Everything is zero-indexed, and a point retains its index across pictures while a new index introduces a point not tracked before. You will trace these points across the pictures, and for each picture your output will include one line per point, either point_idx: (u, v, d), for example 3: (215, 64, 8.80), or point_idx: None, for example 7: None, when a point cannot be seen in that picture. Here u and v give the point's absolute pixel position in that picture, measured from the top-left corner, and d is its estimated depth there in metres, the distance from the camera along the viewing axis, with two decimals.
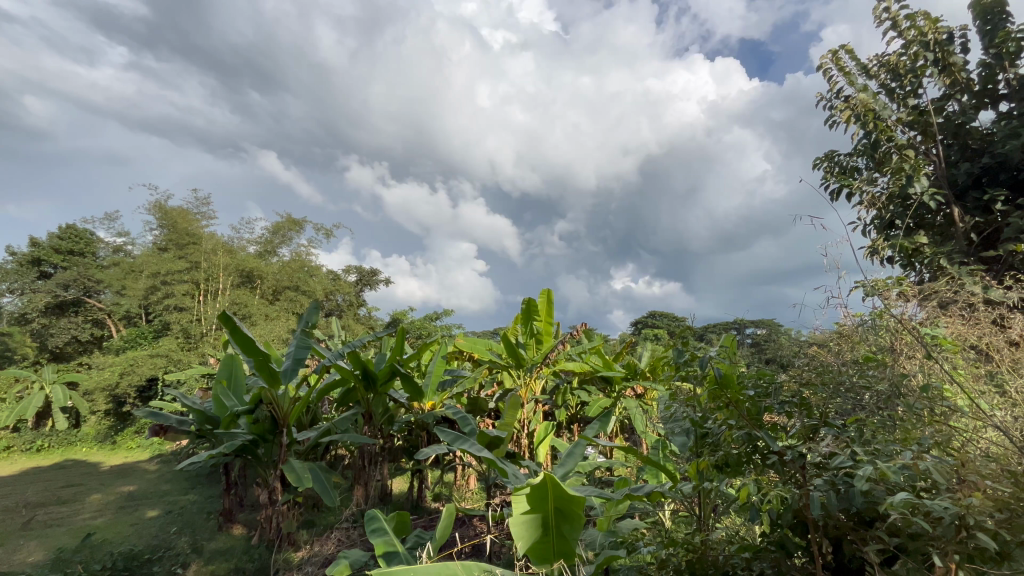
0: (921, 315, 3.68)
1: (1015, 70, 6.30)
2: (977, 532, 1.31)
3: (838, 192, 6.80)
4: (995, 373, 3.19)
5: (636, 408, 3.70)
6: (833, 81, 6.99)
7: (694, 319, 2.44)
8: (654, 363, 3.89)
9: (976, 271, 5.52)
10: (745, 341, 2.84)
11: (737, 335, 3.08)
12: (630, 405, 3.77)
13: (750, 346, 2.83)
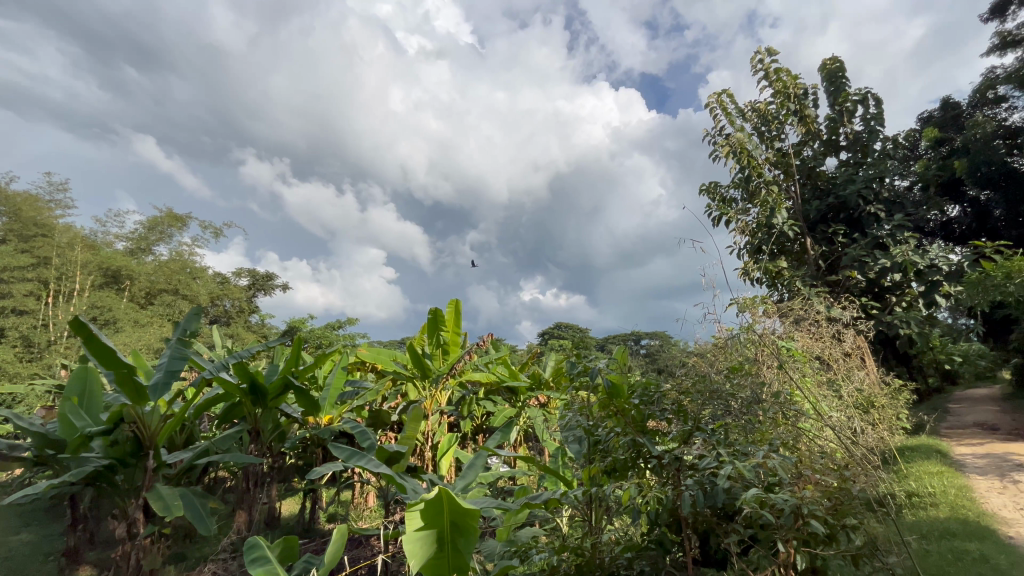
0: (780, 331, 4.24)
1: (851, 126, 7.57)
2: (809, 519, 1.53)
3: (718, 219, 7.65)
4: (832, 380, 4.07)
5: (539, 417, 3.77)
6: (717, 120, 7.87)
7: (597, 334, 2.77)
8: (557, 373, 4.00)
9: (822, 293, 6.51)
10: (643, 351, 3.28)
11: (633, 347, 3.33)
12: (534, 414, 3.83)
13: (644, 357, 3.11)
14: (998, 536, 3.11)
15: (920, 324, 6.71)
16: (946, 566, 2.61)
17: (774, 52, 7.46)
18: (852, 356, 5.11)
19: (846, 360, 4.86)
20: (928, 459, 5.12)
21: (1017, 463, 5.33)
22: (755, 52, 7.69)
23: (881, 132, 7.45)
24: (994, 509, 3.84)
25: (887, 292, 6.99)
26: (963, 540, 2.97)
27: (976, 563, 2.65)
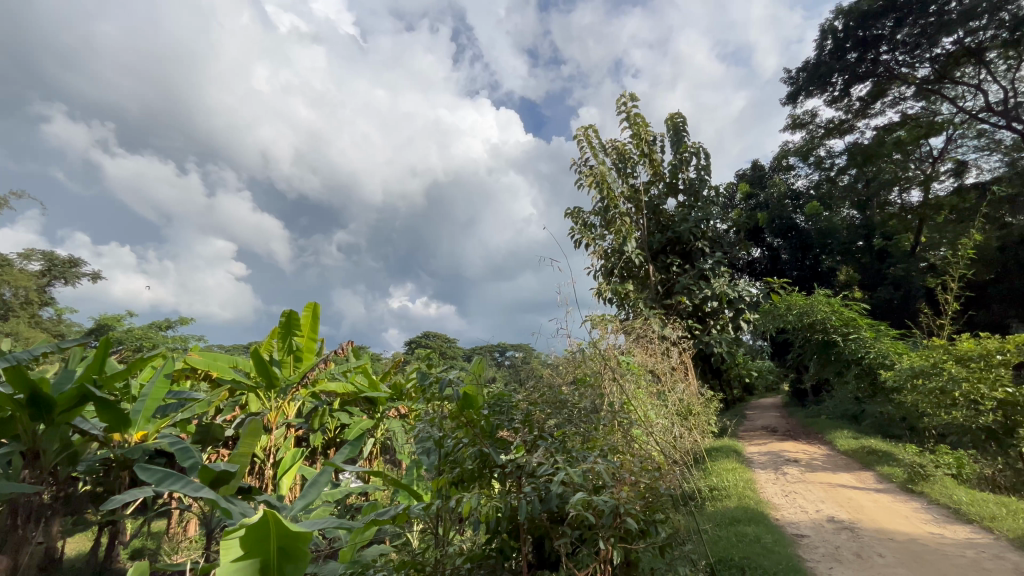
0: (622, 346, 4.74)
1: (687, 173, 8.86)
2: (624, 517, 1.72)
3: (579, 242, 8.33)
4: (658, 393, 4.70)
5: (399, 428, 3.51)
6: (583, 151, 8.61)
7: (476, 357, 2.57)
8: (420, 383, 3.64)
9: (659, 315, 7.47)
10: (506, 362, 3.40)
11: (497, 358, 3.43)
12: (394, 426, 3.56)
13: (509, 367, 3.28)
14: (769, 519, 3.83)
15: (728, 344, 8.06)
16: (730, 548, 3.14)
17: (634, 99, 8.43)
18: (677, 370, 5.94)
19: (672, 374, 5.64)
20: (727, 458, 6.15)
21: (787, 458, 6.66)
22: (618, 96, 8.59)
23: (709, 181, 8.83)
24: (769, 497, 4.74)
25: (708, 316, 8.23)
26: (744, 524, 3.61)
27: (750, 543, 3.24)
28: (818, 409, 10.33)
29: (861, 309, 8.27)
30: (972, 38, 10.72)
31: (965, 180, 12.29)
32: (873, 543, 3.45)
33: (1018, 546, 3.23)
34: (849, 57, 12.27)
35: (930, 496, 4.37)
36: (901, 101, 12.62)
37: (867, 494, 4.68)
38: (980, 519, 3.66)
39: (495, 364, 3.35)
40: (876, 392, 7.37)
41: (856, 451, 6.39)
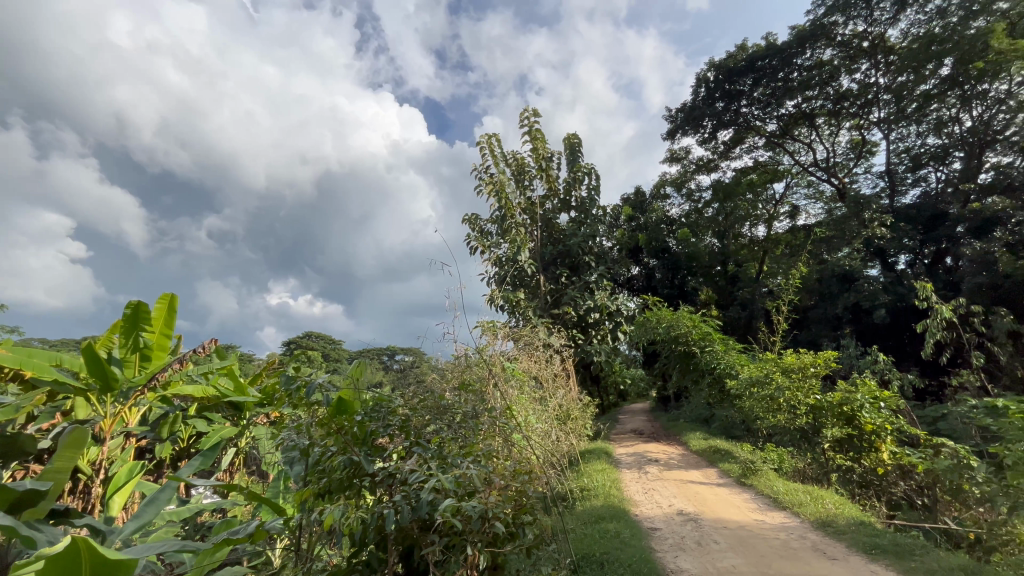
0: (508, 353, 4.86)
1: (579, 191, 9.42)
2: (492, 522, 1.78)
3: (475, 249, 8.43)
4: (536, 400, 4.91)
5: (266, 434, 2.85)
6: (484, 160, 8.75)
7: (356, 357, 2.37)
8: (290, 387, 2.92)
9: (546, 324, 7.82)
10: (394, 365, 3.30)
11: (385, 362, 3.30)
12: (261, 433, 2.90)
13: (397, 371, 3.20)
14: (629, 515, 4.18)
15: (606, 354, 8.68)
16: (592, 545, 3.37)
17: (536, 116, 8.79)
18: (559, 377, 6.26)
19: (554, 381, 5.93)
20: (599, 460, 6.60)
21: (649, 458, 7.36)
22: (521, 111, 8.89)
23: (598, 201, 9.47)
24: (632, 495, 5.18)
25: (590, 326, 8.77)
26: (608, 521, 3.90)
27: (611, 539, 3.51)
28: (677, 414, 11.57)
29: (716, 325, 9.45)
30: (807, 104, 12.95)
31: (797, 221, 14.73)
32: (712, 532, 3.95)
33: (816, 527, 3.91)
34: (717, 105, 13.98)
35: (757, 488, 5.12)
36: (754, 150, 14.77)
37: (710, 488, 5.34)
38: (792, 506, 4.36)
39: (377, 364, 3.21)
40: (723, 398, 8.47)
41: (704, 450, 7.26)
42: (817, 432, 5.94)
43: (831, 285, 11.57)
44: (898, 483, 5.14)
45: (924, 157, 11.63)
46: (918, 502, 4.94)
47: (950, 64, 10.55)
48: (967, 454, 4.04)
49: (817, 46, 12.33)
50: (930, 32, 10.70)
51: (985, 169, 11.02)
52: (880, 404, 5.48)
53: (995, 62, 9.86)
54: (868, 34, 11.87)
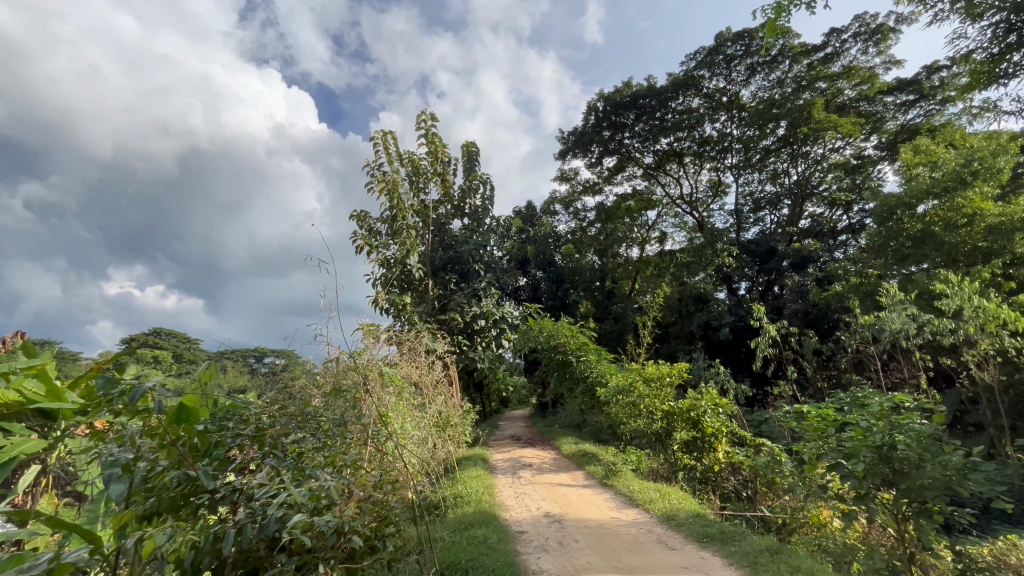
0: (388, 358, 4.69)
1: (474, 199, 9.49)
2: (347, 536, 1.71)
3: (361, 248, 8.06)
4: (410, 410, 4.79)
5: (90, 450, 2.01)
6: (377, 156, 8.44)
7: (206, 358, 2.09)
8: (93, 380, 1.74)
9: (431, 329, 7.73)
10: (261, 368, 3.02)
11: (252, 364, 3.02)
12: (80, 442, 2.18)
13: (265, 374, 2.94)
14: (498, 520, 4.28)
15: (490, 361, 8.82)
16: (458, 552, 3.38)
17: (434, 119, 8.72)
18: (441, 383, 6.22)
19: (435, 387, 5.88)
20: (476, 466, 6.68)
21: (523, 463, 7.62)
22: (420, 112, 8.75)
23: (491, 211, 9.63)
24: (503, 499, 5.31)
25: (475, 333, 8.85)
26: (476, 527, 3.95)
27: (478, 545, 3.56)
28: (553, 420, 12.16)
29: (591, 337, 10.14)
30: (678, 143, 14.61)
31: (664, 246, 16.46)
32: (573, 531, 4.20)
33: (661, 521, 4.36)
34: (604, 133, 15.12)
35: (616, 488, 5.57)
36: (633, 178, 16.22)
37: (576, 490, 5.69)
38: (643, 503, 4.82)
39: (240, 366, 2.94)
40: (594, 405, 9.09)
41: (573, 454, 7.71)
42: (669, 435, 6.63)
43: (688, 304, 13.10)
44: (728, 479, 5.95)
45: (763, 202, 13.87)
46: (742, 494, 5.77)
47: (784, 126, 12.61)
48: (778, 452, 4.78)
49: (687, 93, 13.95)
50: (772, 96, 12.69)
51: (804, 216, 13.46)
52: (718, 410, 6.20)
53: (815, 129, 12.02)
54: (727, 91, 13.73)
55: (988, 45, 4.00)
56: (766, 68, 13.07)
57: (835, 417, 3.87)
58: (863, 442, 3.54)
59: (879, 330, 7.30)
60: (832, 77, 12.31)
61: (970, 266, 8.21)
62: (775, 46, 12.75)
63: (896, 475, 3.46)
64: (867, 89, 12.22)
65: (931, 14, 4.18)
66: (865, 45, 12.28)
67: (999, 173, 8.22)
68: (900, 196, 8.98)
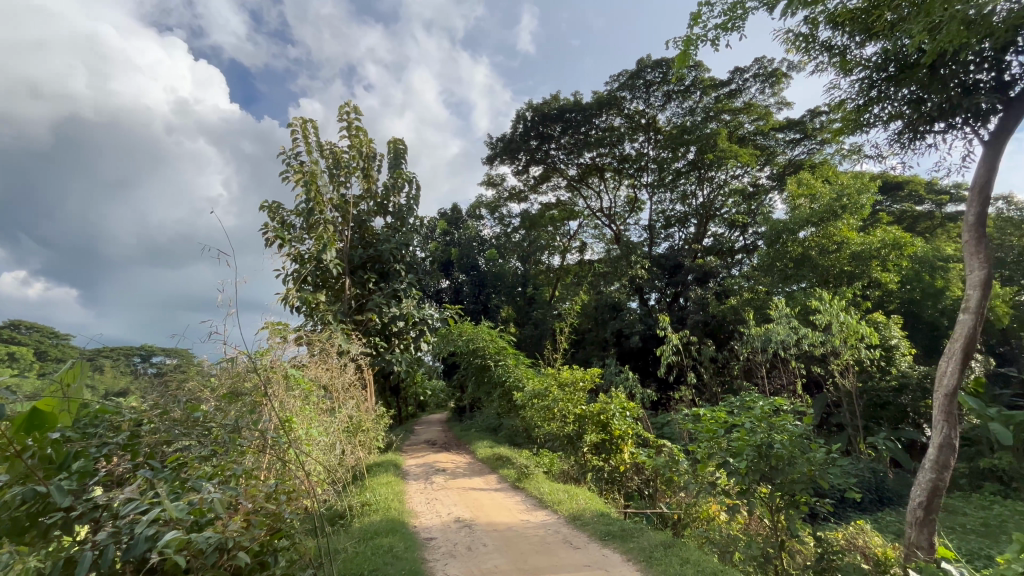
0: (296, 360, 4.39)
1: (398, 197, 9.23)
2: (232, 552, 1.59)
3: (272, 241, 7.52)
4: (314, 415, 4.49)
5: None
6: (294, 144, 7.94)
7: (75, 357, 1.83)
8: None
9: (345, 329, 7.39)
10: (144, 368, 2.71)
11: (134, 364, 2.70)
12: None
13: (150, 375, 2.65)
14: (406, 528, 4.18)
15: (407, 363, 8.60)
16: (361, 563, 3.25)
17: (358, 112, 8.38)
18: (354, 386, 5.94)
19: (347, 391, 5.62)
20: (387, 472, 6.47)
21: (437, 468, 7.51)
22: (344, 103, 8.38)
23: (415, 211, 9.42)
24: (413, 506, 5.20)
25: (393, 335, 8.60)
26: (383, 536, 3.82)
27: (382, 554, 3.44)
28: (469, 424, 12.12)
29: (511, 341, 10.27)
30: (600, 158, 15.32)
31: (584, 256, 17.12)
32: (482, 536, 4.21)
33: (568, 521, 4.52)
34: (531, 143, 15.45)
35: (527, 490, 5.67)
36: (557, 189, 16.73)
37: (488, 494, 5.70)
38: (552, 504, 4.96)
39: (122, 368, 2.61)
40: (510, 408, 9.21)
41: (488, 458, 7.75)
42: (579, 438, 6.88)
43: (604, 312, 13.73)
44: (632, 478, 6.29)
45: (673, 219, 14.93)
46: (644, 492, 6.13)
47: (694, 151, 13.68)
48: (676, 452, 5.14)
49: (610, 112, 14.65)
50: (684, 123, 13.70)
51: (708, 235, 14.70)
52: (626, 413, 6.50)
53: (719, 157, 13.18)
54: (645, 113, 14.60)
55: (856, 96, 4.62)
56: (680, 96, 14.07)
57: (725, 420, 4.24)
58: (747, 442, 3.92)
59: (766, 341, 8.13)
60: (735, 111, 13.59)
61: (837, 287, 9.46)
62: (689, 77, 13.81)
63: (772, 471, 3.86)
64: (762, 124, 13.66)
65: (814, 65, 4.76)
66: (763, 86, 13.72)
67: (862, 208, 9.54)
68: (786, 223, 10.09)
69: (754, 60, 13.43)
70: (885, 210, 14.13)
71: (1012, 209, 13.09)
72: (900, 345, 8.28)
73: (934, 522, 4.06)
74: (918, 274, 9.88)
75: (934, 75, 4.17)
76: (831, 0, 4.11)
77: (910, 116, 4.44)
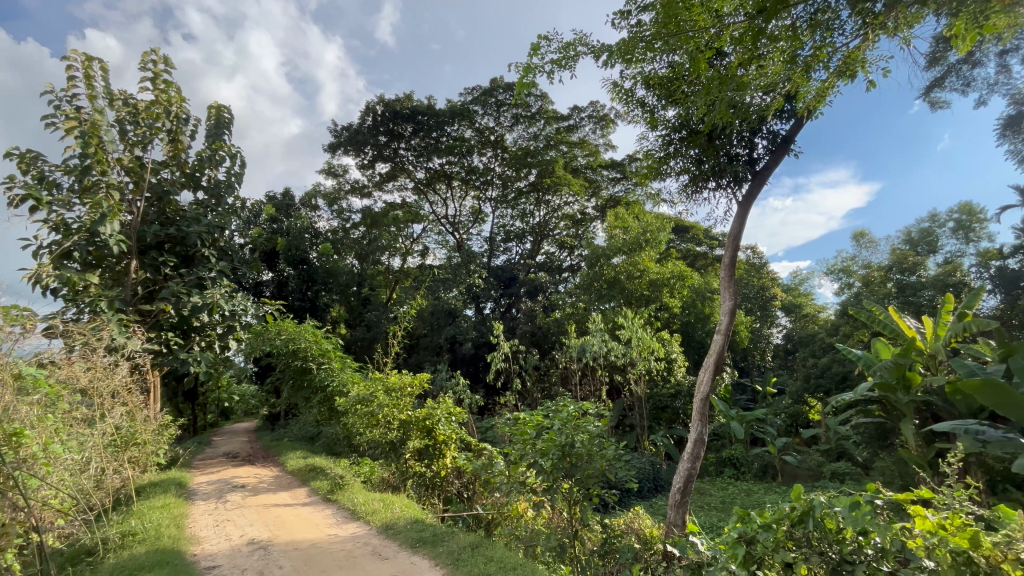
0: (39, 356, 3.41)
1: (214, 172, 7.88)
2: None
3: (20, 200, 5.79)
4: (59, 428, 3.52)
5: None
6: (70, 84, 6.28)
7: None
8: None
9: (123, 320, 6.03)
10: None
11: None
12: None
13: None
14: (180, 558, 3.55)
15: (209, 364, 7.36)
16: None
17: (168, 64, 7.01)
18: (127, 389, 4.85)
19: (116, 395, 4.56)
20: (166, 493, 5.41)
21: (234, 484, 6.57)
22: (150, 49, 6.94)
23: (236, 190, 8.18)
24: (197, 530, 4.45)
25: (193, 331, 7.32)
26: (146, 572, 3.18)
27: None
28: (282, 433, 10.95)
29: (338, 343, 9.63)
30: (448, 166, 15.47)
31: (425, 260, 17.03)
32: (279, 557, 3.80)
33: (379, 532, 4.37)
34: (379, 138, 14.89)
35: (339, 503, 5.32)
36: (403, 189, 16.35)
37: (292, 510, 5.19)
38: (365, 515, 4.73)
39: None
40: (331, 415, 8.62)
41: (300, 470, 7.07)
42: (403, 444, 6.70)
43: (440, 318, 13.81)
44: (452, 482, 6.41)
45: (512, 234, 15.81)
46: (463, 495, 6.30)
47: (535, 174, 14.77)
48: (493, 455, 5.38)
49: (461, 123, 14.92)
50: (528, 146, 14.73)
51: (541, 253, 15.96)
52: (451, 418, 6.55)
53: (555, 182, 14.47)
54: (494, 131, 15.25)
55: (659, 149, 5.52)
56: (527, 121, 15.06)
57: (539, 423, 4.58)
58: (553, 443, 4.31)
59: (582, 352, 9.12)
60: (571, 144, 15.11)
61: (638, 308, 11.13)
62: (535, 105, 14.91)
63: (572, 468, 4.30)
64: (592, 160, 15.44)
65: (631, 116, 5.53)
66: (595, 126, 15.52)
67: (660, 244, 11.42)
68: (604, 249, 11.55)
69: (590, 103, 15.15)
70: (676, 248, 17.19)
71: (755, 257, 17.10)
72: (678, 359, 10.06)
73: (687, 503, 4.98)
74: (694, 301, 12.19)
75: (711, 143, 5.25)
76: (646, 65, 4.87)
77: (694, 172, 5.45)
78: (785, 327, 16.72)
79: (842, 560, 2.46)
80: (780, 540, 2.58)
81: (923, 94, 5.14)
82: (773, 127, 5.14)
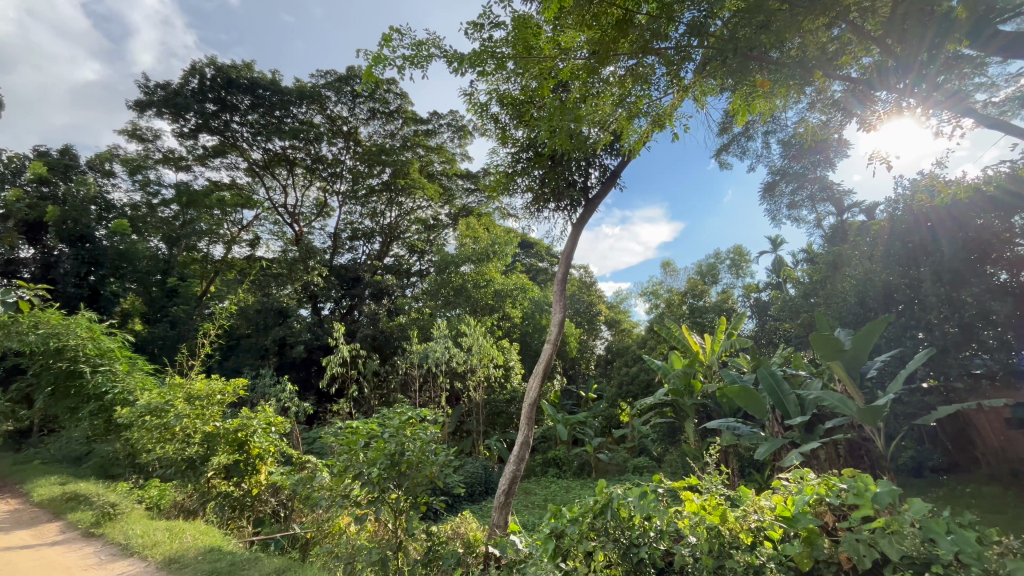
0: None
1: None
2: None
3: None
4: None
5: None
6: None
7: None
8: None
9: None
10: None
11: None
12: None
13: None
14: None
15: None
16: None
17: None
18: None
19: None
20: None
21: None
22: None
23: None
24: None
25: None
26: None
27: None
28: (31, 454, 8.57)
29: (127, 342, 7.95)
30: (291, 150, 14.06)
31: (255, 251, 15.16)
32: None
33: (160, 567, 3.66)
34: (206, 105, 12.89)
35: (107, 537, 4.32)
36: (233, 168, 14.33)
37: (31, 552, 4.05)
38: (141, 550, 3.92)
39: None
40: (109, 429, 7.03)
41: (53, 499, 5.59)
42: (205, 461, 5.73)
43: (268, 317, 12.37)
44: (266, 501, 5.72)
45: (359, 233, 14.99)
46: (279, 514, 5.66)
47: (388, 173, 14.31)
48: (315, 468, 4.96)
49: (310, 107, 13.74)
50: (383, 144, 14.24)
51: (389, 254, 15.45)
52: (270, 429, 5.85)
53: (409, 185, 14.21)
54: (347, 121, 14.35)
55: (508, 166, 5.79)
56: (383, 118, 14.55)
57: (370, 432, 4.35)
58: (382, 453, 4.14)
59: (424, 358, 9.03)
60: (428, 149, 15.04)
61: (482, 316, 11.47)
62: (393, 103, 14.49)
63: (401, 477, 4.20)
64: (448, 167, 15.55)
65: (484, 129, 5.70)
66: (453, 135, 15.70)
67: (506, 257, 12.03)
68: (454, 257, 11.72)
69: (449, 111, 15.28)
70: (520, 262, 18.28)
71: (587, 276, 19.03)
72: (515, 366, 10.62)
73: (510, 504, 5.22)
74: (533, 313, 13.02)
75: (553, 166, 5.69)
76: (500, 83, 5.09)
77: (537, 191, 5.84)
78: (606, 340, 18.91)
79: (631, 544, 2.77)
80: (584, 531, 2.85)
81: (715, 154, 6.31)
82: (605, 161, 5.81)
